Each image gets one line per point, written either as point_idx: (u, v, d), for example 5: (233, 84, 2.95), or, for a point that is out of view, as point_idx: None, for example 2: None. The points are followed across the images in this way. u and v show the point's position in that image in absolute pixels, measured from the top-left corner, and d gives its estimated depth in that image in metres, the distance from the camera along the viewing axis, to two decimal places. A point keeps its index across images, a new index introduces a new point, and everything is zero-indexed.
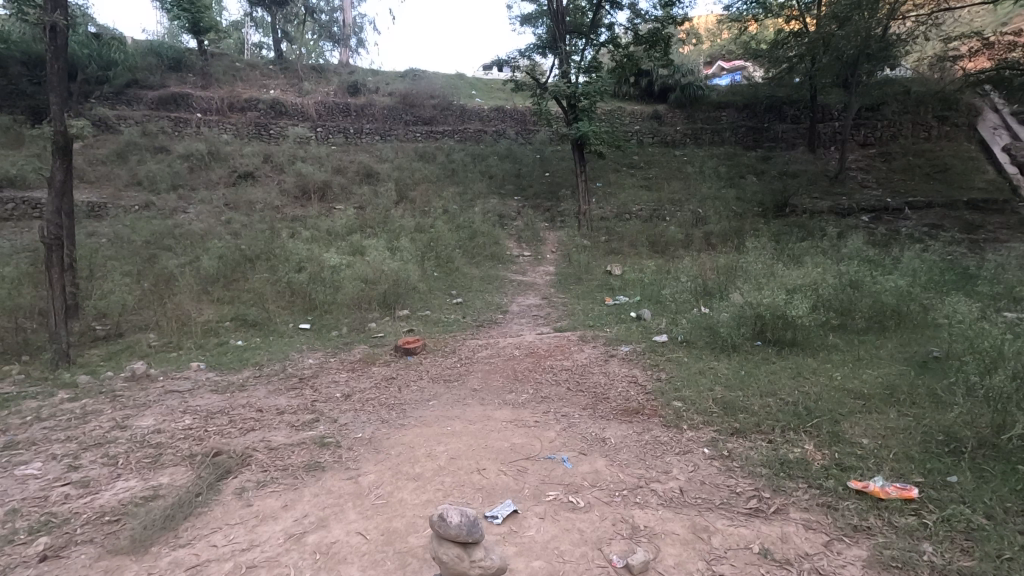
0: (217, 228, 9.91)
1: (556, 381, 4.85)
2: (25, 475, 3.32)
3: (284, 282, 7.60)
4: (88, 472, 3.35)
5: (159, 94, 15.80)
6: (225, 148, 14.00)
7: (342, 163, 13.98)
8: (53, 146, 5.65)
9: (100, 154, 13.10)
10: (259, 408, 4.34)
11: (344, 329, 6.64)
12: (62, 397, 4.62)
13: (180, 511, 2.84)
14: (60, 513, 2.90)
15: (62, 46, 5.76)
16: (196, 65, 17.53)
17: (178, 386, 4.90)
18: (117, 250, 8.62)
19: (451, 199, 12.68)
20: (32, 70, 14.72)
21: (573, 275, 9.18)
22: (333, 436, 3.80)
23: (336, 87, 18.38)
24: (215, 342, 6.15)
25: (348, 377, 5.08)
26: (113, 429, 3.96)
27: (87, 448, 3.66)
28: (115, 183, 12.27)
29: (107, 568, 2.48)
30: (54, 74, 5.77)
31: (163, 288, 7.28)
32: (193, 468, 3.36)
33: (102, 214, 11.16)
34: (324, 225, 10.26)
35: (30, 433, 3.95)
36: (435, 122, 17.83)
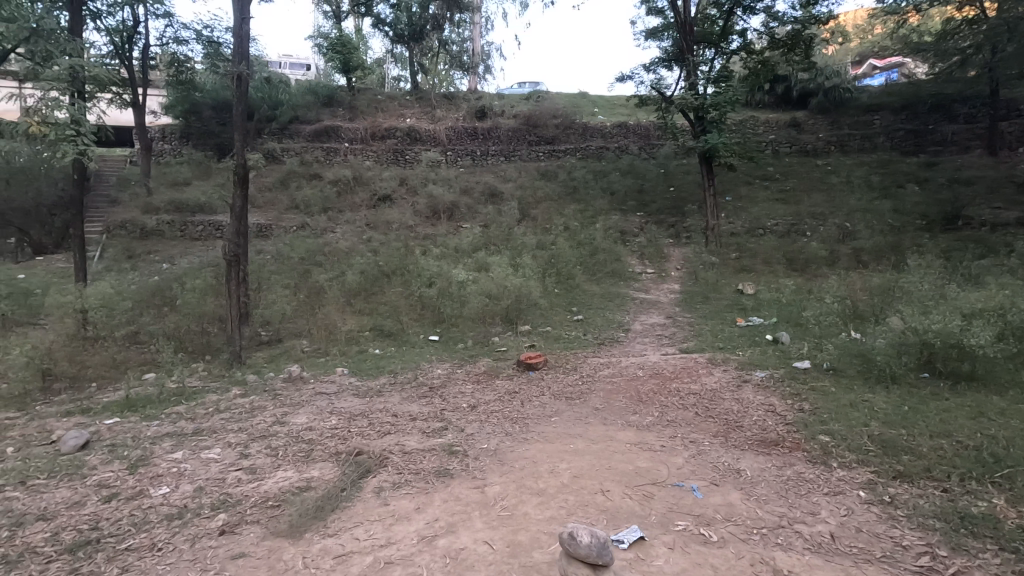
0: (360, 246, 10.90)
1: (682, 405, 4.62)
2: (208, 458, 3.87)
3: (416, 297, 8.17)
4: (255, 460, 3.82)
5: (314, 128, 17.83)
6: (367, 174, 15.42)
7: (469, 184, 14.72)
8: (235, 176, 6.57)
9: (267, 182, 15.06)
10: (394, 414, 4.66)
11: (469, 341, 6.95)
12: (235, 393, 5.34)
13: (328, 504, 3.12)
14: (234, 494, 3.33)
15: (245, 90, 6.71)
16: (345, 100, 19.61)
17: (326, 388, 5.43)
18: (279, 265, 9.80)
19: (572, 217, 12.75)
20: (220, 112, 17.42)
21: (700, 294, 8.76)
22: (461, 445, 3.97)
23: (466, 112, 19.42)
24: (356, 350, 6.73)
25: (473, 389, 5.27)
26: (274, 424, 4.49)
27: (254, 439, 4.18)
28: (279, 207, 14.02)
29: (271, 547, 2.78)
30: (238, 114, 6.75)
31: (314, 301, 8.15)
32: (338, 465, 3.68)
33: (268, 234, 12.80)
34: (452, 242, 10.86)
35: (212, 422, 4.60)
36: (557, 141, 18.13)
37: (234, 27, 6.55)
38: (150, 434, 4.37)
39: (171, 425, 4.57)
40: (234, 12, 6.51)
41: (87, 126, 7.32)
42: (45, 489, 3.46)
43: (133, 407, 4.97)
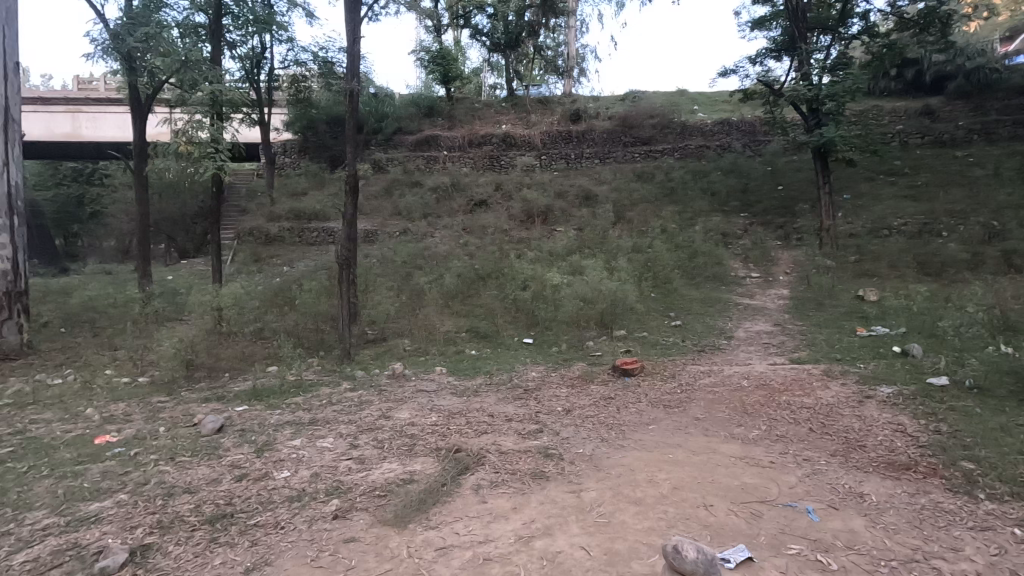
0: (457, 250, 11.28)
1: (794, 420, 4.29)
2: (323, 446, 4.18)
3: (511, 300, 8.30)
4: (364, 451, 4.07)
5: (416, 138, 18.73)
6: (465, 180, 15.95)
7: (563, 188, 14.72)
8: (346, 185, 7.05)
9: (373, 191, 16.03)
10: (491, 414, 4.76)
11: (563, 345, 6.95)
12: (345, 387, 5.74)
13: (430, 497, 3.25)
14: (346, 482, 3.57)
15: (356, 106, 7.19)
16: (444, 110, 20.41)
17: (426, 386, 5.67)
18: (383, 269, 10.39)
19: (670, 219, 12.34)
20: (332, 127, 18.84)
21: (813, 300, 8.11)
22: (556, 449, 3.97)
23: (560, 116, 19.45)
24: (454, 350, 6.97)
25: (568, 393, 5.24)
26: (380, 418, 4.76)
27: (362, 431, 4.47)
28: (383, 214, 14.87)
29: (378, 534, 2.95)
30: (350, 128, 7.23)
31: (415, 302, 8.55)
32: (439, 460, 3.83)
33: (374, 239, 13.61)
34: (546, 246, 10.92)
35: (325, 414, 4.97)
36: (654, 142, 17.63)
37: (347, 47, 7.05)
38: (273, 422, 4.80)
39: (291, 414, 5.00)
40: (348, 33, 7.00)
41: (223, 144, 8.23)
42: (189, 466, 3.91)
43: (259, 396, 5.50)
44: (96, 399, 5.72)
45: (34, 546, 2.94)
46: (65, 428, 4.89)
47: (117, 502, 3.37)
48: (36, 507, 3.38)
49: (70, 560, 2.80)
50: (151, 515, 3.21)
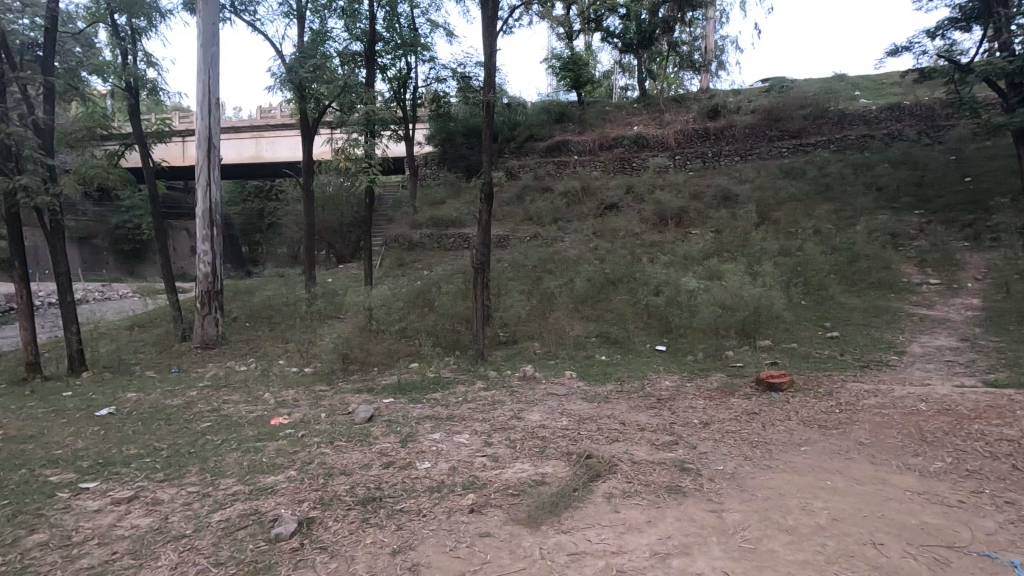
0: (587, 255, 11.23)
1: (991, 454, 3.61)
2: (459, 442, 4.39)
3: (643, 305, 8.07)
4: (497, 450, 4.20)
5: (547, 144, 19.02)
6: (595, 184, 15.85)
7: (699, 188, 13.99)
8: (482, 192, 7.32)
9: (505, 198, 16.58)
10: (623, 422, 4.64)
11: (699, 354, 6.57)
12: (479, 386, 5.98)
13: (562, 501, 3.25)
14: (481, 478, 3.71)
15: (493, 116, 7.47)
16: (575, 115, 20.49)
17: (556, 390, 5.71)
18: (515, 272, 10.67)
19: (824, 219, 11.14)
20: (469, 138, 19.84)
21: (1014, 312, 6.80)
22: (693, 463, 3.75)
23: (697, 113, 18.53)
24: (584, 355, 6.93)
25: (705, 405, 4.94)
26: (512, 418, 4.89)
27: (495, 430, 4.61)
28: (515, 219, 15.30)
29: (511, 532, 3.01)
30: (486, 138, 7.51)
31: (545, 306, 8.66)
32: (570, 465, 3.81)
33: (506, 244, 14.04)
34: (681, 250, 10.44)
35: (461, 410, 5.22)
36: (805, 134, 16.07)
37: (485, 61, 7.36)
38: (415, 415, 5.16)
39: (430, 409, 5.33)
40: (485, 46, 7.32)
41: (375, 158, 9.05)
42: (345, 449, 4.34)
43: (403, 391, 5.93)
44: (271, 386, 6.58)
45: (225, 507, 3.45)
46: (249, 409, 5.70)
47: (288, 478, 3.83)
48: (228, 475, 3.97)
49: (252, 522, 3.23)
50: (314, 491, 3.60)
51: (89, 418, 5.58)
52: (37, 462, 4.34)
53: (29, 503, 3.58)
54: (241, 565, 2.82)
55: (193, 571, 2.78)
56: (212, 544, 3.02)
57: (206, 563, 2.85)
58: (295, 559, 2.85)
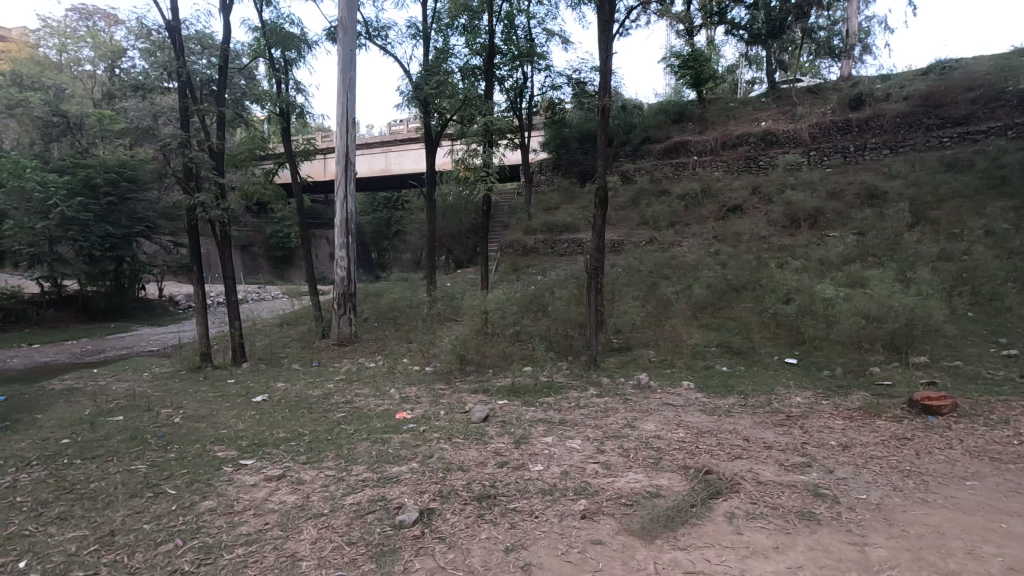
0: (707, 259, 10.69)
1: None
2: (572, 447, 4.39)
3: (770, 313, 7.49)
4: (610, 457, 4.14)
5: (664, 145, 18.43)
6: (717, 185, 15.04)
7: (838, 187, 12.71)
8: (596, 197, 7.23)
9: (620, 201, 16.30)
10: (746, 438, 4.35)
11: (838, 370, 5.95)
12: (592, 392, 5.92)
13: (679, 516, 3.12)
14: (593, 485, 3.67)
15: (608, 121, 7.38)
16: (695, 113, 19.63)
17: (673, 400, 5.49)
18: (629, 278, 10.44)
19: (998, 217, 9.58)
20: (583, 143, 19.82)
21: None
22: (829, 489, 3.41)
23: (836, 104, 16.87)
24: (703, 365, 6.59)
25: (845, 426, 4.47)
26: (626, 426, 4.78)
27: (608, 438, 4.54)
28: (630, 224, 15.00)
29: (624, 543, 2.95)
30: (601, 142, 7.42)
31: (662, 312, 8.37)
32: (688, 479, 3.64)
33: (620, 249, 13.79)
34: (816, 254, 9.55)
35: (573, 415, 5.22)
36: (974, 120, 13.94)
37: (600, 66, 7.32)
38: (528, 417, 5.25)
39: (543, 412, 5.39)
40: (601, 51, 7.27)
41: (492, 167, 9.37)
42: (462, 446, 4.53)
43: (516, 393, 6.06)
44: (396, 382, 7.07)
45: (356, 492, 3.76)
46: (377, 403, 6.17)
47: (411, 469, 4.10)
48: (359, 462, 4.33)
49: (379, 508, 3.49)
50: (434, 484, 3.80)
51: (248, 403, 6.39)
52: (207, 439, 5.05)
53: (202, 474, 4.17)
54: (369, 547, 3.05)
55: (330, 546, 3.07)
56: (345, 525, 3.31)
57: (340, 540, 3.13)
58: (416, 546, 3.03)
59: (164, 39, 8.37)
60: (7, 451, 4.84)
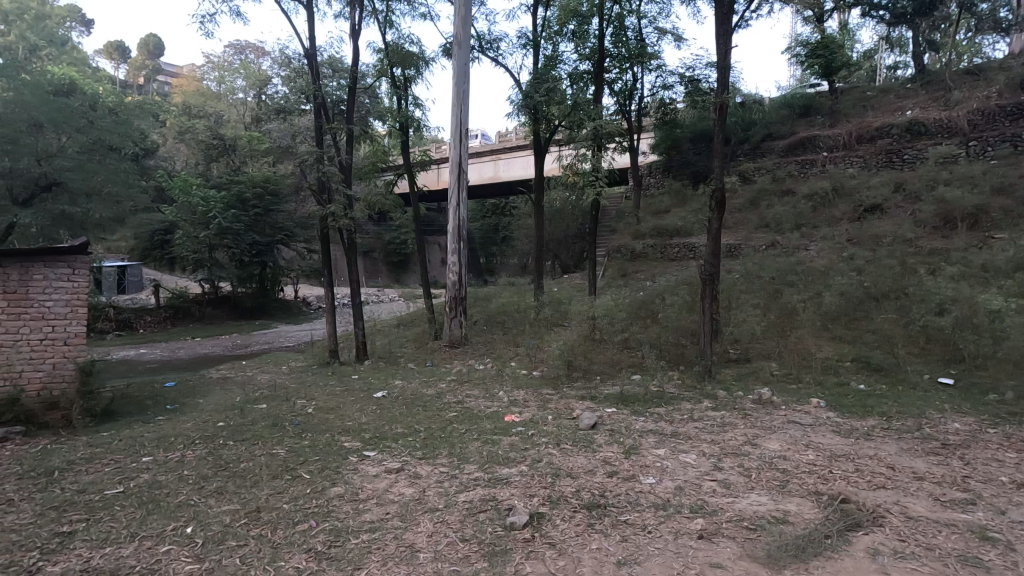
0: (840, 265, 9.73)
1: None
2: (686, 461, 4.19)
3: (919, 326, 6.63)
4: (728, 476, 3.89)
5: (788, 142, 17.12)
6: (851, 183, 13.66)
7: (1006, 181, 10.98)
8: (712, 200, 6.83)
9: (737, 203, 15.36)
10: (891, 466, 3.87)
11: (1008, 394, 5.11)
12: (708, 405, 5.62)
13: (811, 546, 2.85)
14: (710, 504, 3.47)
15: (725, 119, 6.98)
16: (825, 106, 18.02)
17: (800, 418, 5.04)
18: (749, 284, 9.80)
19: None
20: (696, 143, 18.98)
21: None
22: (1000, 533, 2.93)
23: (1003, 86, 14.62)
24: (835, 381, 5.98)
25: (1019, 461, 3.82)
26: (746, 444, 4.47)
27: (726, 454, 4.28)
28: (748, 227, 14.10)
29: (747, 569, 2.75)
30: (718, 142, 7.04)
31: (786, 323, 7.75)
32: (820, 507, 3.32)
33: (737, 254, 12.99)
34: (977, 259, 8.32)
35: (687, 429, 4.98)
36: None
37: (717, 62, 6.95)
38: (638, 427, 5.10)
39: (655, 423, 5.20)
40: (718, 46, 6.91)
41: (601, 172, 9.27)
42: (571, 453, 4.51)
43: (626, 401, 5.92)
44: (504, 385, 7.20)
45: (469, 490, 3.88)
46: (487, 404, 6.34)
47: (521, 471, 4.15)
48: (470, 461, 4.47)
49: (491, 508, 3.57)
50: (544, 489, 3.82)
51: (370, 398, 6.88)
52: (336, 429, 5.51)
53: (331, 461, 4.54)
54: (482, 545, 3.13)
55: (444, 541, 3.19)
56: (459, 521, 3.43)
57: (454, 536, 3.24)
58: (527, 549, 3.06)
59: (302, 66, 9.26)
60: (178, 429, 5.64)
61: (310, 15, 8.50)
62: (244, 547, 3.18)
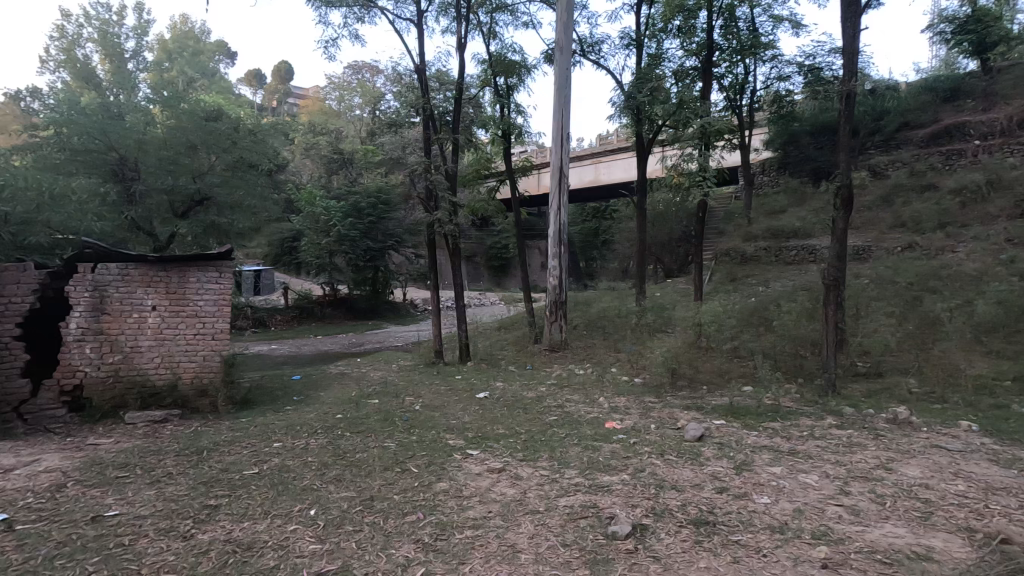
0: (997, 269, 8.48)
1: None
2: (806, 482, 3.85)
3: None
4: (856, 501, 3.52)
5: (930, 131, 15.24)
6: (1011, 175, 11.87)
7: None
8: (837, 199, 6.21)
9: (867, 201, 13.93)
10: None
11: None
12: (831, 422, 5.13)
13: None
14: (836, 531, 3.17)
15: (852, 109, 6.36)
16: (977, 88, 15.83)
17: (945, 443, 4.44)
18: (881, 290, 8.84)
19: None
20: (818, 137, 17.48)
21: None
22: None
23: None
24: (991, 403, 5.19)
25: None
26: (878, 468, 4.02)
27: (854, 478, 3.88)
28: (880, 227, 12.74)
29: None
30: (843, 135, 6.43)
31: (928, 335, 6.87)
32: (973, 546, 2.90)
33: (867, 257, 11.78)
34: None
35: (807, 447, 4.57)
36: None
37: (843, 48, 6.36)
38: (750, 442, 4.77)
39: (768, 439, 4.85)
40: (844, 30, 6.31)
41: (709, 172, 8.84)
42: (676, 465, 4.33)
43: (736, 414, 5.57)
44: (605, 391, 7.09)
45: (569, 495, 3.86)
46: (588, 409, 6.27)
47: (622, 480, 4.05)
48: (571, 466, 4.44)
49: (592, 515, 3.52)
50: (647, 500, 3.70)
51: (473, 398, 7.09)
52: (441, 427, 5.75)
53: (437, 457, 4.74)
54: (583, 552, 3.09)
55: (546, 544, 3.20)
56: (560, 525, 3.42)
57: (555, 540, 3.24)
58: (629, 560, 2.98)
59: (412, 81, 9.80)
60: (303, 419, 6.18)
61: (421, 33, 8.98)
62: (359, 533, 3.40)
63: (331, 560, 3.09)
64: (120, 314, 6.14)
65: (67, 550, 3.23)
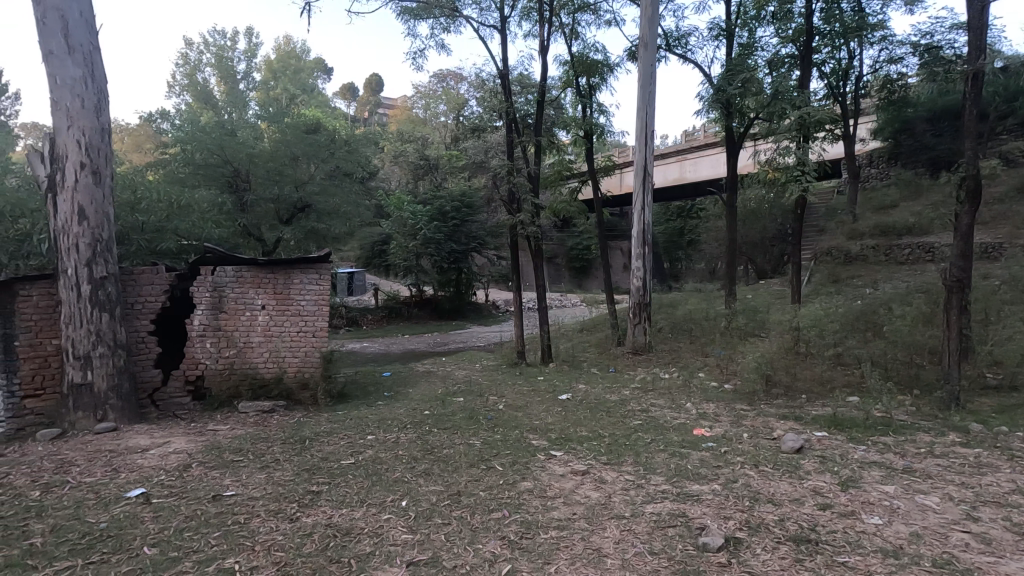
0: None
1: None
2: (925, 504, 3.49)
3: None
4: (988, 529, 3.15)
5: None
6: None
7: None
8: (961, 191, 5.57)
9: (997, 193, 12.42)
10: None
11: None
12: (955, 439, 4.62)
13: None
14: (963, 560, 2.85)
15: (979, 90, 5.68)
16: None
17: None
18: (1016, 293, 7.83)
19: None
20: (936, 123, 15.80)
21: None
22: None
23: None
24: None
25: None
26: (1014, 494, 3.57)
27: (984, 503, 3.47)
28: (1014, 222, 11.30)
29: None
30: (969, 120, 5.76)
31: None
32: None
33: (997, 256, 10.49)
34: None
35: (926, 465, 4.14)
36: None
37: (968, 23, 5.70)
38: (857, 457, 4.41)
39: (879, 454, 4.45)
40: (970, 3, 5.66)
41: (808, 165, 8.27)
42: (772, 476, 4.10)
43: (840, 426, 5.16)
44: (693, 396, 6.83)
45: (656, 502, 3.76)
46: (674, 415, 6.08)
47: (713, 490, 3.89)
48: (658, 472, 4.33)
49: (681, 524, 3.41)
50: (741, 512, 3.53)
51: (555, 399, 7.11)
52: (524, 427, 5.80)
53: (521, 457, 4.79)
54: (672, 561, 3.01)
55: (632, 551, 3.14)
56: (646, 532, 3.34)
57: (642, 547, 3.17)
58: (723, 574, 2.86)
59: (495, 86, 9.98)
60: (393, 414, 6.48)
61: (504, 38, 9.13)
62: (448, 526, 3.52)
63: (422, 550, 3.22)
64: (235, 312, 6.76)
65: (193, 523, 3.60)
